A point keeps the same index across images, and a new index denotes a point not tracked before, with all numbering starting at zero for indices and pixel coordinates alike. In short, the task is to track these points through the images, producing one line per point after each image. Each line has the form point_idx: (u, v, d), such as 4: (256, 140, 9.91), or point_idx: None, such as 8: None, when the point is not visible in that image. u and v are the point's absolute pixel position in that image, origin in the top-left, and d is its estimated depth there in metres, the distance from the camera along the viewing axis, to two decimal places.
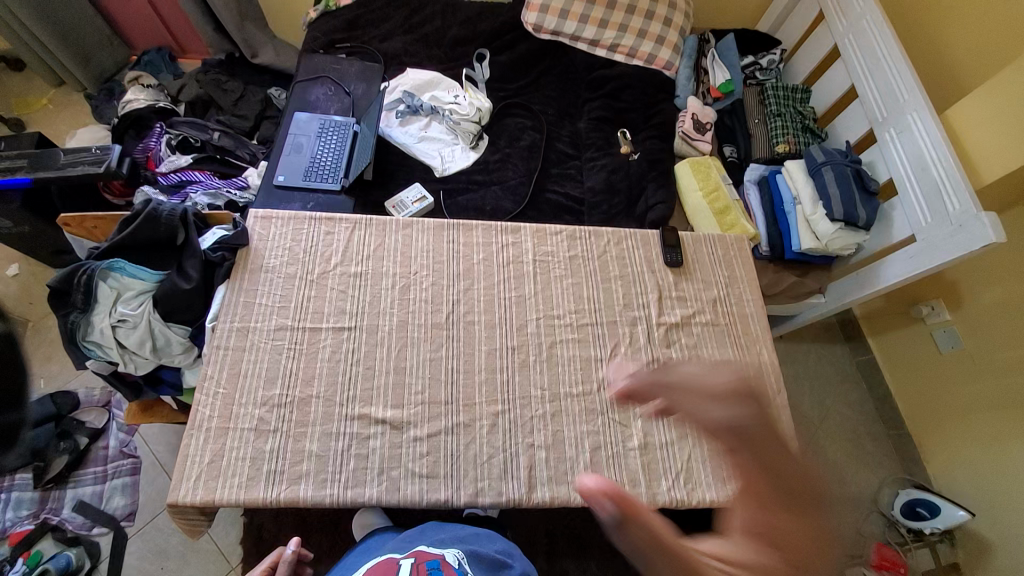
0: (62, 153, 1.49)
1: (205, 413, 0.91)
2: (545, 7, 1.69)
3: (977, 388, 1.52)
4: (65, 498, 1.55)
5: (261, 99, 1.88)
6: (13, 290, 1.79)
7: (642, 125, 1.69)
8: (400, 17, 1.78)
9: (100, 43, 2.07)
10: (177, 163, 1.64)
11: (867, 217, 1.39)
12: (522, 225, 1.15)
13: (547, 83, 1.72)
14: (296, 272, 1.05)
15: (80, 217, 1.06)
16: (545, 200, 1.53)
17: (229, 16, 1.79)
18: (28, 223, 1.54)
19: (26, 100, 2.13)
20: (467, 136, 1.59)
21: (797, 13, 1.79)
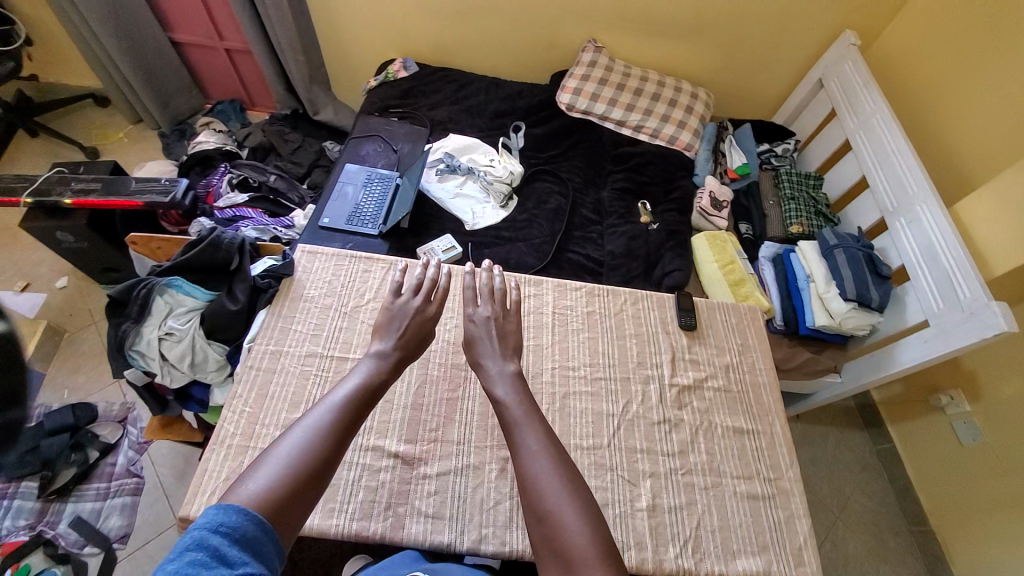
0: (134, 182, 1.65)
1: (229, 429, 0.96)
2: (578, 90, 1.91)
3: (1002, 486, 1.45)
4: (64, 513, 1.55)
5: (316, 150, 2.09)
6: (57, 301, 1.90)
7: (662, 198, 1.78)
8: (448, 91, 2.01)
9: (182, 91, 2.35)
10: (234, 200, 1.80)
11: (880, 299, 1.42)
12: (544, 278, 1.21)
13: (575, 154, 1.88)
14: (332, 303, 1.12)
15: (148, 237, 1.15)
16: (567, 260, 1.60)
17: (300, 78, 2.05)
18: (90, 241, 1.67)
19: (106, 133, 2.37)
20: (498, 196, 1.72)
21: (810, 110, 1.95)
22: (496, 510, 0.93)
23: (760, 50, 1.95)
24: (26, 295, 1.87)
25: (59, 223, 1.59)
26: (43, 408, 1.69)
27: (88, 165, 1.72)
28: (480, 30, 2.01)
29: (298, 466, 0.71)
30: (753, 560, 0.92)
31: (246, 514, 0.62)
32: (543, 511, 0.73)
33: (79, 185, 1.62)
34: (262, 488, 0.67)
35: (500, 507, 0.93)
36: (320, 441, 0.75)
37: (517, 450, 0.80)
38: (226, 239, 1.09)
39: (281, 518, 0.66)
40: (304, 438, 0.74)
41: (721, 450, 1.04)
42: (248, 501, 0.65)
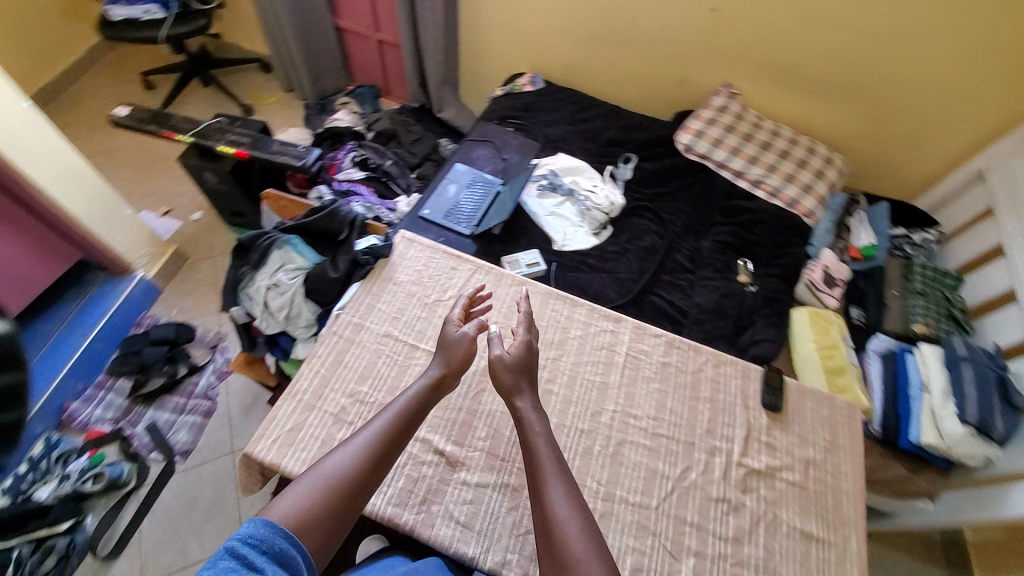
0: (276, 143, 1.85)
1: (303, 385, 1.03)
2: (701, 133, 1.85)
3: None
4: (143, 416, 1.77)
5: (431, 145, 2.21)
6: (190, 231, 2.16)
7: (766, 261, 1.66)
8: (568, 112, 2.04)
9: (332, 71, 2.60)
10: (352, 175, 1.97)
11: (1005, 431, 1.22)
12: (625, 317, 1.17)
13: (682, 197, 1.80)
14: (417, 292, 1.17)
15: (279, 196, 1.29)
16: (649, 302, 1.54)
17: (435, 76, 2.20)
18: (227, 186, 1.88)
19: (262, 96, 2.63)
20: (593, 223, 1.69)
21: (965, 202, 1.72)
22: (524, 539, 0.90)
23: (915, 125, 1.78)
24: (166, 220, 2.16)
25: (208, 164, 1.81)
26: (151, 321, 1.95)
27: (244, 120, 1.91)
28: (613, 58, 2.02)
29: (329, 490, 0.76)
30: None
31: (275, 529, 0.68)
32: (569, 561, 0.72)
33: (233, 135, 1.84)
34: (294, 507, 0.72)
35: (529, 538, 0.90)
36: (353, 466, 0.80)
37: (545, 493, 0.80)
38: (343, 213, 1.20)
39: (309, 537, 0.71)
40: (340, 462, 0.79)
41: (781, 552, 0.93)
42: (282, 517, 0.71)
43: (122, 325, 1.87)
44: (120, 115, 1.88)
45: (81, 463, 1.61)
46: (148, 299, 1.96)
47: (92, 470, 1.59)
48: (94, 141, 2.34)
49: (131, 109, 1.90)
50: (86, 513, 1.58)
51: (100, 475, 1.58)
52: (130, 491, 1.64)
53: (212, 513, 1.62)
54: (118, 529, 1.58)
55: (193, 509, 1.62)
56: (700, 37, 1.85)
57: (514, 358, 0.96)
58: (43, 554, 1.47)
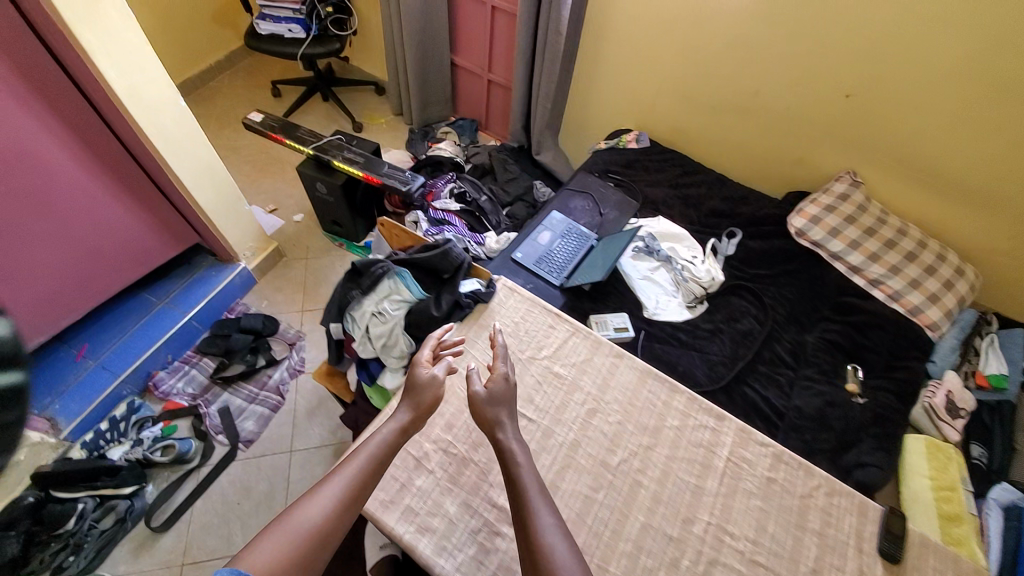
0: (386, 166, 1.94)
1: (390, 420, 1.01)
2: (817, 220, 1.72)
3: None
4: (219, 397, 1.83)
5: (526, 186, 2.23)
6: (290, 230, 2.29)
7: (880, 370, 1.51)
8: (671, 174, 1.99)
9: (441, 101, 2.72)
10: (449, 206, 2.00)
11: None
12: (728, 416, 1.08)
13: (787, 284, 1.69)
14: (512, 345, 1.14)
15: (393, 226, 1.32)
16: (741, 393, 1.43)
17: (541, 121, 2.23)
18: (335, 197, 1.99)
19: (374, 115, 2.81)
20: (688, 295, 1.61)
21: None
22: None
23: None
24: (272, 217, 2.30)
25: (322, 177, 1.93)
26: (242, 308, 2.04)
27: (360, 140, 2.04)
28: (728, 129, 1.95)
29: (296, 548, 0.72)
30: None
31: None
32: None
33: (349, 154, 1.95)
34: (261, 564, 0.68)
35: None
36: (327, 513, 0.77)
37: (535, 523, 0.77)
38: (453, 254, 1.18)
39: None
40: (311, 511, 0.76)
41: None
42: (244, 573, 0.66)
43: (217, 307, 1.97)
44: (253, 120, 2.04)
45: (153, 431, 1.70)
46: (244, 287, 2.06)
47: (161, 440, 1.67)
48: (223, 138, 2.56)
49: (263, 116, 2.06)
50: (148, 481, 1.63)
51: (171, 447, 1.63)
52: (191, 469, 1.67)
53: (254, 511, 1.61)
54: (173, 503, 1.61)
55: (244, 498, 1.63)
56: (831, 122, 1.74)
57: (498, 391, 0.94)
58: (103, 512, 1.51)
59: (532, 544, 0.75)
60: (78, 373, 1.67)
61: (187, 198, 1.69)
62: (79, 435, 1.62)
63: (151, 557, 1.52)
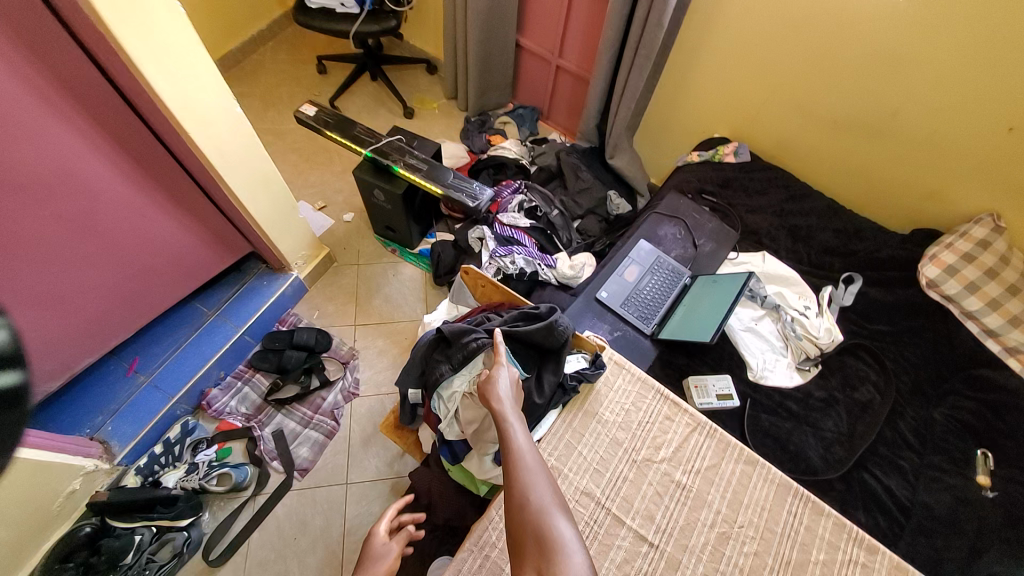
0: (452, 176, 1.73)
1: (492, 536, 0.88)
2: (955, 269, 1.44)
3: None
4: (272, 419, 1.74)
5: (599, 197, 1.99)
6: (339, 232, 2.11)
7: (1018, 460, 1.26)
8: (779, 197, 1.70)
9: (499, 86, 2.44)
10: (517, 222, 1.80)
11: None
12: (882, 549, 0.91)
13: (913, 344, 1.45)
14: (624, 442, 0.98)
15: (479, 274, 1.15)
16: (860, 481, 1.25)
17: (620, 124, 1.95)
18: (393, 206, 1.80)
19: (425, 99, 2.54)
20: (799, 355, 1.41)
21: None
22: None
23: None
24: (321, 216, 2.12)
25: (381, 184, 1.72)
26: (293, 320, 1.91)
27: (421, 141, 1.83)
28: (849, 149, 1.66)
29: None
30: None
31: None
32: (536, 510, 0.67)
33: (412, 160, 1.74)
34: None
35: None
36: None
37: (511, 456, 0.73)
38: (560, 329, 1.02)
39: None
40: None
41: None
42: None
43: (269, 320, 1.84)
44: (307, 114, 1.84)
45: (208, 454, 1.63)
46: (295, 297, 1.93)
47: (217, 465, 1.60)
48: (267, 120, 2.36)
49: (317, 110, 1.85)
50: (204, 510, 1.58)
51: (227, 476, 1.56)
52: (247, 498, 1.61)
53: (312, 549, 1.55)
54: (231, 534, 1.56)
55: (301, 532, 1.57)
56: (988, 155, 1.44)
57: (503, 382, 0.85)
58: (160, 544, 1.47)
59: (515, 494, 0.69)
60: (129, 394, 1.57)
61: (240, 211, 1.53)
62: (134, 459, 1.55)
63: None
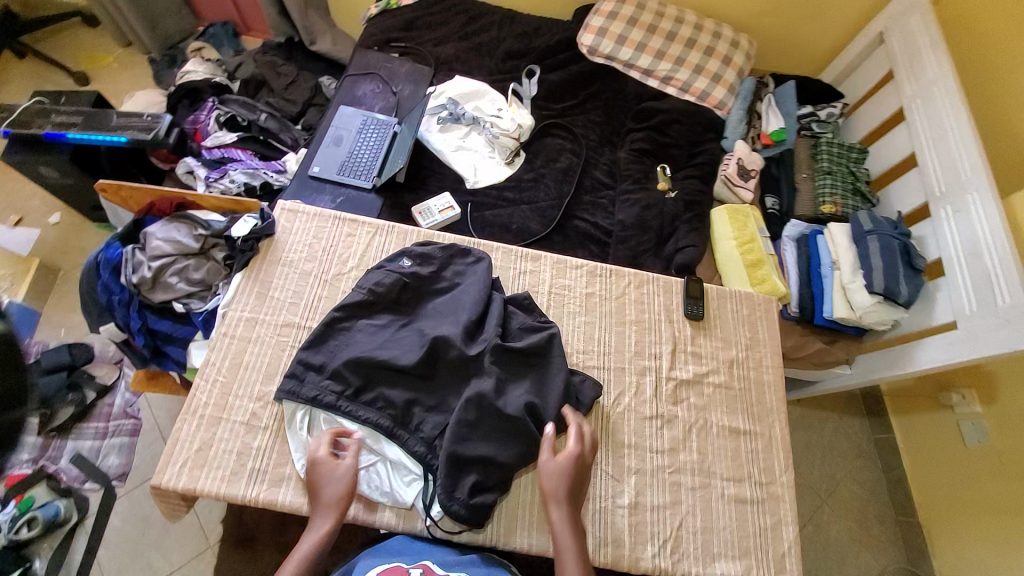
0: (115, 116, 1.54)
1: (202, 399, 0.94)
2: (603, 31, 1.68)
3: (1008, 493, 1.36)
4: (65, 448, 1.46)
5: (311, 86, 1.88)
6: (53, 235, 1.76)
7: (683, 163, 1.62)
8: (458, 24, 1.77)
9: (168, 9, 2.04)
10: (222, 139, 1.67)
11: (908, 294, 1.27)
12: (543, 254, 1.12)
13: (594, 107, 1.68)
14: (313, 270, 1.07)
15: (117, 185, 1.12)
16: (573, 227, 1.49)
17: (294, 3, 1.83)
18: (74, 177, 1.57)
19: (93, 55, 2.12)
20: (504, 151, 1.57)
21: (862, 70, 1.66)
22: None
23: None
24: (22, 229, 1.75)
25: (38, 157, 1.50)
26: (41, 347, 1.59)
27: (70, 95, 1.59)
28: None
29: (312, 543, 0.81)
30: (732, 564, 0.90)
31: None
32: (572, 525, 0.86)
33: (59, 117, 1.51)
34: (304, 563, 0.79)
35: None
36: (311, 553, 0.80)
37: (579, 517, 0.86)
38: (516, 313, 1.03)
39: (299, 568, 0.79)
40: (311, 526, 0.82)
41: (713, 451, 0.98)
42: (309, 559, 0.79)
43: None
44: None
45: (6, 514, 1.32)
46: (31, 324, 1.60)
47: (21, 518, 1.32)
48: None
49: None
50: (31, 559, 1.35)
51: (33, 519, 1.33)
52: (75, 526, 1.41)
53: (166, 531, 1.43)
54: (73, 564, 1.38)
55: (148, 525, 1.43)
56: None
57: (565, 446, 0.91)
58: None
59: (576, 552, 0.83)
60: None
61: None
62: None
63: None
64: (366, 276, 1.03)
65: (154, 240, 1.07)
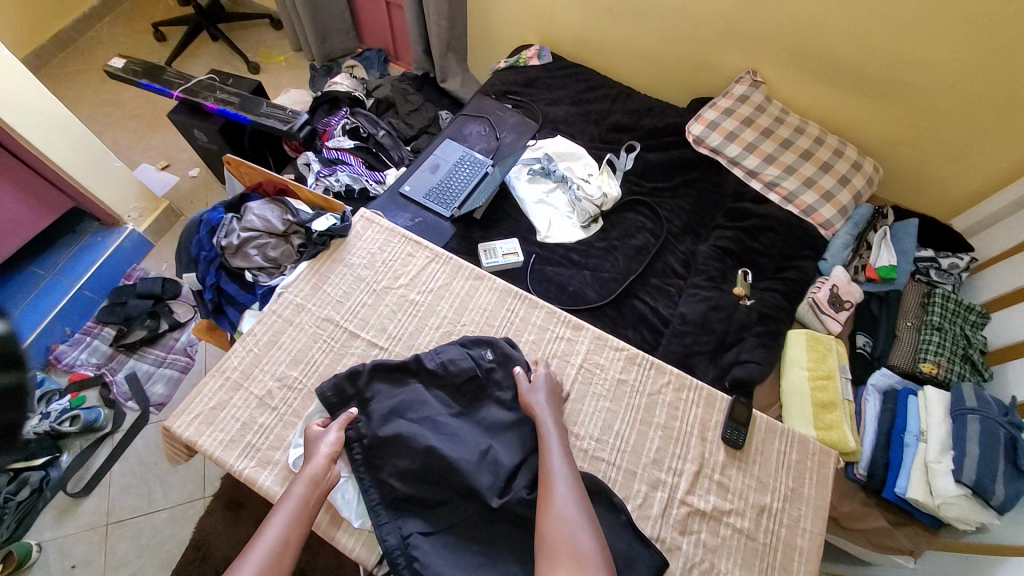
0: (265, 105, 1.78)
1: (233, 362, 1.00)
2: (715, 124, 1.65)
3: None
4: (125, 364, 1.65)
5: (429, 116, 2.07)
6: (186, 187, 2.05)
7: (768, 273, 1.50)
8: (574, 90, 1.86)
9: (339, 30, 2.39)
10: (342, 143, 1.85)
11: (1005, 498, 1.02)
12: (586, 325, 1.09)
13: (685, 194, 1.64)
14: (367, 277, 1.12)
15: (240, 161, 1.28)
16: (630, 305, 1.43)
17: (438, 45, 2.04)
18: (218, 144, 1.84)
19: (271, 53, 2.53)
20: (583, 215, 1.56)
21: (1006, 225, 1.45)
22: None
23: (966, 141, 1.51)
24: (166, 175, 2.07)
25: (197, 123, 1.78)
26: (141, 274, 1.83)
27: (236, 79, 1.87)
28: (629, 35, 1.82)
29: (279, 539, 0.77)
30: None
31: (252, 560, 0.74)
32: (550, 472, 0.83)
33: (223, 95, 1.78)
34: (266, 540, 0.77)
35: None
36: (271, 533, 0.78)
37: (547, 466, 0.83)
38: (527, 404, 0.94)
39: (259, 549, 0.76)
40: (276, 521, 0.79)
41: None
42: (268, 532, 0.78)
43: (110, 274, 1.76)
44: (115, 66, 1.84)
45: (61, 404, 1.51)
46: (141, 252, 1.86)
47: (69, 411, 1.48)
48: (105, 92, 2.29)
49: (126, 61, 1.85)
50: (62, 451, 1.50)
51: (76, 418, 1.47)
52: (106, 436, 1.54)
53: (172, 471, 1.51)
54: (90, 470, 1.49)
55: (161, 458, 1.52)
56: (725, 18, 1.61)
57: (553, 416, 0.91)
58: (19, 485, 1.39)
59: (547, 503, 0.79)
60: None
61: (47, 163, 1.53)
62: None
63: (73, 523, 1.43)
64: (444, 349, 1.00)
65: (251, 214, 1.20)
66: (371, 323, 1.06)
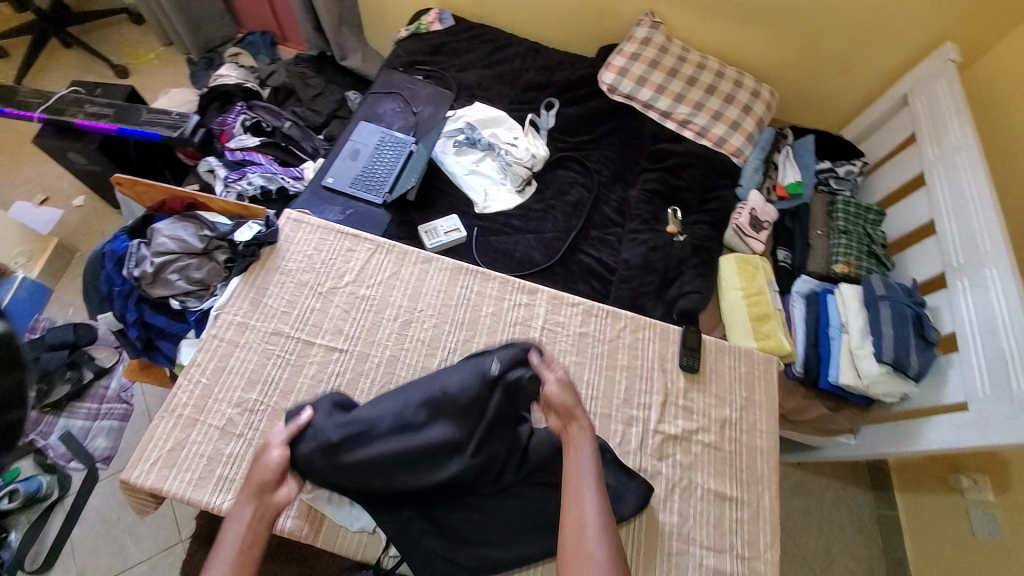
0: (145, 112, 1.59)
1: (182, 399, 0.93)
2: (625, 70, 1.69)
3: None
4: (56, 425, 1.47)
5: (337, 99, 1.93)
6: (73, 218, 1.81)
7: (695, 207, 1.59)
8: (483, 52, 1.81)
9: (212, 16, 2.13)
10: (245, 142, 1.69)
11: (918, 367, 1.23)
12: (541, 288, 1.12)
13: (609, 144, 1.68)
14: (309, 280, 1.07)
15: (133, 180, 1.14)
16: (577, 261, 1.48)
17: (329, 20, 1.89)
18: (99, 165, 1.62)
19: (136, 52, 2.22)
20: (516, 179, 1.56)
21: (887, 130, 1.63)
22: None
23: (844, 56, 1.65)
24: (46, 210, 1.80)
25: (68, 144, 1.55)
26: (48, 323, 1.61)
27: (104, 87, 1.65)
28: None
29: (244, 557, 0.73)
30: None
31: None
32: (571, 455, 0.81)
33: (92, 108, 1.57)
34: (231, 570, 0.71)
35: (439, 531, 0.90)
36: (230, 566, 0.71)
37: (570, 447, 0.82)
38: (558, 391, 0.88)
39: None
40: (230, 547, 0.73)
41: (694, 515, 0.93)
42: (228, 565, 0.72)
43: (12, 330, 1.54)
44: None
45: None
46: (40, 300, 1.64)
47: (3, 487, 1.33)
48: None
49: None
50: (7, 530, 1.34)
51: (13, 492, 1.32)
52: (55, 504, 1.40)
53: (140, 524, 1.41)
54: (48, 541, 1.36)
55: (124, 513, 1.41)
56: None
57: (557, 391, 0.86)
58: None
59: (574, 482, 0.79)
60: None
61: None
62: None
63: None
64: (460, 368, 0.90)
65: (160, 236, 1.10)
66: (324, 328, 1.03)
